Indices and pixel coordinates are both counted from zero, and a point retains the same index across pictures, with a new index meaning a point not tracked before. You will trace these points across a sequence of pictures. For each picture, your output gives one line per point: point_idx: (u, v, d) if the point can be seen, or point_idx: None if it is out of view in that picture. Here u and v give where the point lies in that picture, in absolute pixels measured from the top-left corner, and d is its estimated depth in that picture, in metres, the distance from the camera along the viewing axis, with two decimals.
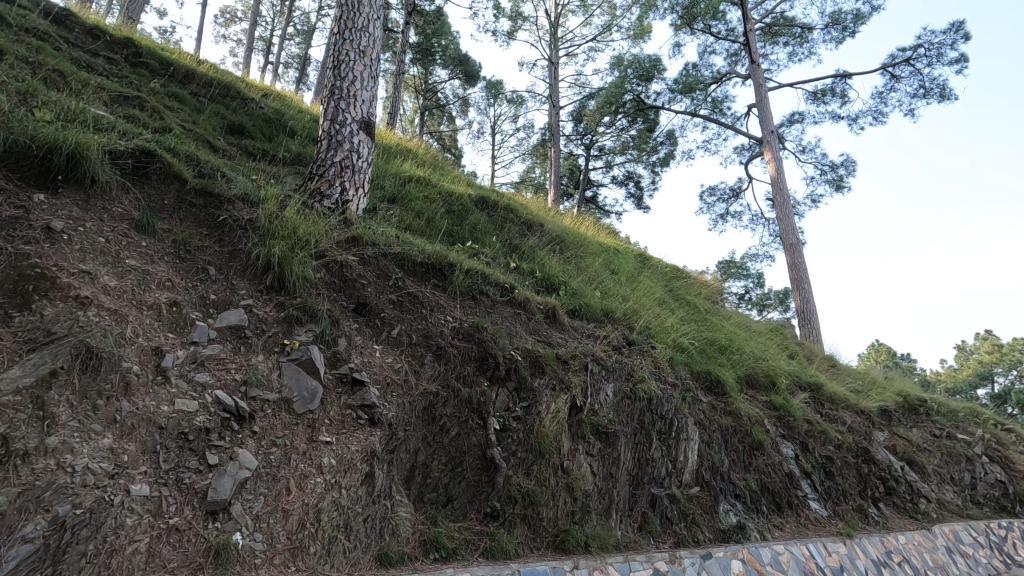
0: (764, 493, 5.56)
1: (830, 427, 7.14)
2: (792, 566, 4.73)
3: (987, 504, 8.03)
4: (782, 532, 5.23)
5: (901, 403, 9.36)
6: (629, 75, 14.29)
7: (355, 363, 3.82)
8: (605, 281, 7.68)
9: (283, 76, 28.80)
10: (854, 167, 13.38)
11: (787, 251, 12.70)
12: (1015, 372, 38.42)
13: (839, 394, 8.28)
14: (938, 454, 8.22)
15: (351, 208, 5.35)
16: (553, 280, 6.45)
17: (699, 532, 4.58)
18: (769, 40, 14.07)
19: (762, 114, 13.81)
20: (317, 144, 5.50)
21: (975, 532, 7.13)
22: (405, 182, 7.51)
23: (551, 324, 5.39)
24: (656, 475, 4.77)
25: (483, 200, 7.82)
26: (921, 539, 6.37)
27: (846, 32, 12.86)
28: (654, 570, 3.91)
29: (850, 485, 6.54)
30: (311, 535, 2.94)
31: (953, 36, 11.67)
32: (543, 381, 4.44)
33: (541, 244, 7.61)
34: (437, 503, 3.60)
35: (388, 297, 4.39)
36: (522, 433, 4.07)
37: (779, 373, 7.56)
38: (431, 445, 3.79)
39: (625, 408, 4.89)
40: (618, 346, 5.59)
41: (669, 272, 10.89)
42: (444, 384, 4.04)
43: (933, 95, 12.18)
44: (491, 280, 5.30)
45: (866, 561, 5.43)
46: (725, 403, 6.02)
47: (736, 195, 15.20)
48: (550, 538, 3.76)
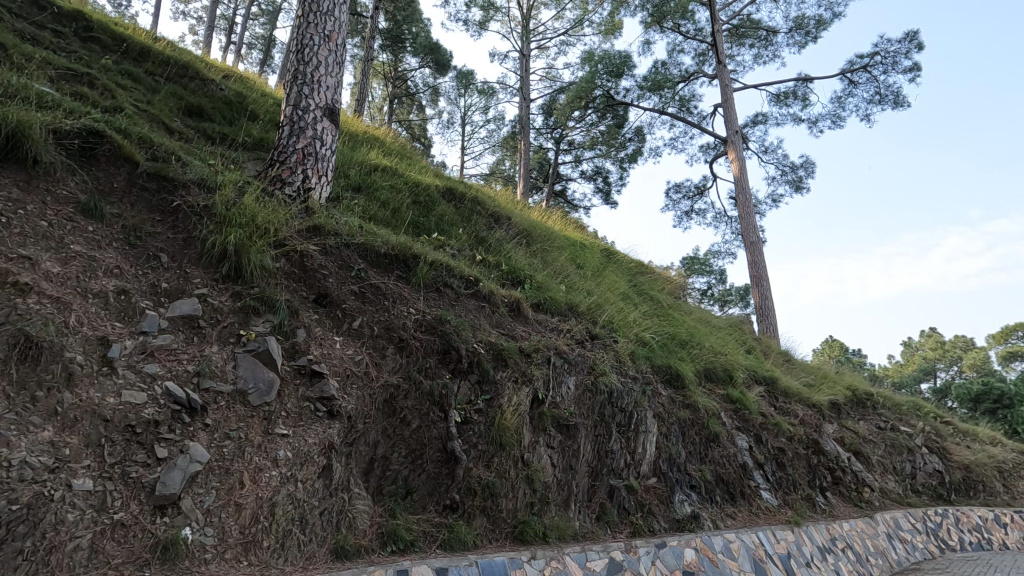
0: (718, 483, 5.75)
1: (783, 420, 7.40)
2: (742, 553, 4.89)
3: (925, 492, 8.49)
4: (733, 520, 5.42)
5: (851, 396, 9.77)
6: (599, 70, 14.40)
7: (314, 355, 3.75)
8: (571, 274, 7.77)
9: (247, 57, 27.85)
10: (813, 168, 13.87)
11: (748, 248, 13.05)
12: (955, 368, 40.58)
13: (793, 387, 8.58)
14: (882, 445, 8.65)
15: (313, 196, 5.22)
16: (519, 273, 6.48)
17: (654, 522, 4.70)
18: (735, 41, 14.36)
19: (727, 114, 14.13)
20: (279, 129, 5.36)
21: (913, 519, 7.55)
22: (371, 171, 7.39)
23: (515, 317, 5.41)
24: (615, 466, 4.87)
25: (451, 192, 7.76)
26: (864, 525, 6.70)
27: (808, 37, 13.24)
28: (610, 559, 4.00)
29: (800, 475, 6.82)
30: (265, 529, 2.89)
31: (907, 45, 12.18)
32: (505, 374, 4.46)
33: (508, 237, 7.62)
34: (396, 496, 3.60)
35: (350, 288, 4.33)
36: (483, 426, 4.09)
37: (736, 367, 7.80)
38: (391, 437, 3.77)
39: (586, 401, 4.97)
40: (581, 339, 5.66)
41: (634, 267, 11.07)
42: (406, 376, 4.01)
43: (888, 101, 12.69)
44: (457, 273, 5.28)
45: (811, 548, 5.67)
46: (683, 396, 6.18)
47: (701, 192, 15.54)
48: (508, 529, 3.80)
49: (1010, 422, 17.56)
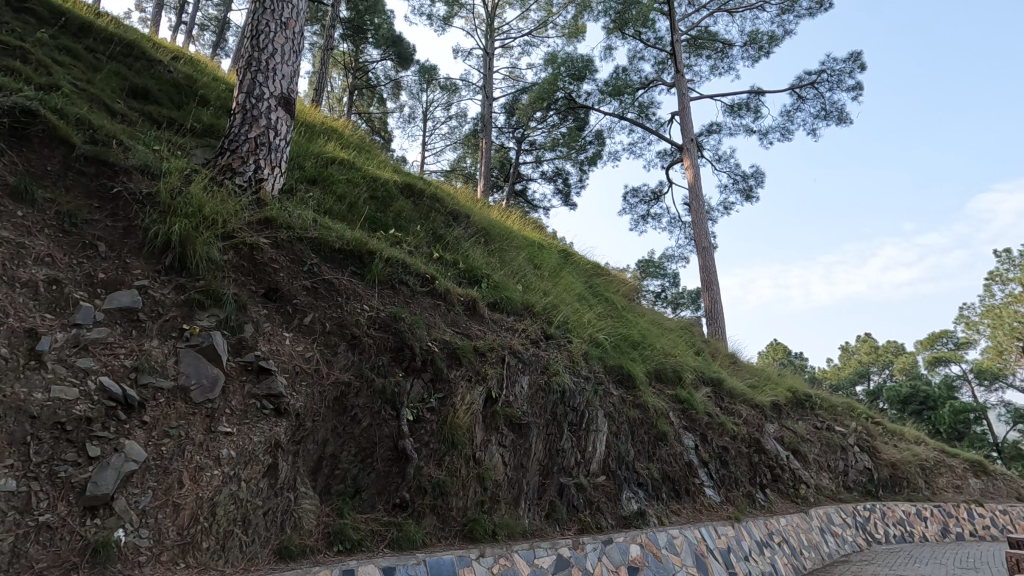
0: (665, 481, 5.92)
1: (728, 420, 7.70)
2: (685, 549, 5.07)
3: (856, 488, 9.01)
4: (678, 517, 5.60)
5: (792, 398, 10.22)
6: (562, 72, 14.58)
7: (261, 351, 3.65)
8: (528, 274, 7.84)
9: (199, 38, 26.68)
10: (762, 178, 14.47)
11: (700, 253, 13.47)
12: (887, 371, 43.08)
13: (737, 388, 8.91)
14: (818, 444, 9.12)
15: (265, 187, 5.06)
16: (476, 272, 6.48)
17: (602, 519, 4.82)
18: (693, 51, 14.80)
19: (683, 123, 14.56)
20: (230, 117, 5.19)
21: (844, 514, 8.00)
22: (327, 163, 7.24)
23: (471, 316, 5.42)
24: (565, 464, 4.95)
25: (409, 188, 7.68)
26: (800, 520, 7.05)
27: (761, 52, 13.77)
28: (558, 556, 4.06)
29: (741, 473, 7.11)
30: (205, 530, 2.80)
31: (851, 65, 12.86)
32: (459, 373, 4.46)
33: (466, 235, 7.61)
34: (344, 496, 3.56)
35: (302, 284, 4.23)
36: (435, 425, 4.08)
37: (685, 368, 8.04)
38: (341, 436, 3.71)
39: (539, 400, 5.02)
40: (536, 339, 5.72)
41: (591, 269, 11.24)
42: (358, 374, 3.95)
43: (832, 118, 13.37)
44: (412, 270, 5.24)
45: (750, 542, 5.93)
46: (634, 396, 6.34)
47: (657, 197, 15.95)
48: (458, 527, 3.81)
49: (933, 423, 18.83)
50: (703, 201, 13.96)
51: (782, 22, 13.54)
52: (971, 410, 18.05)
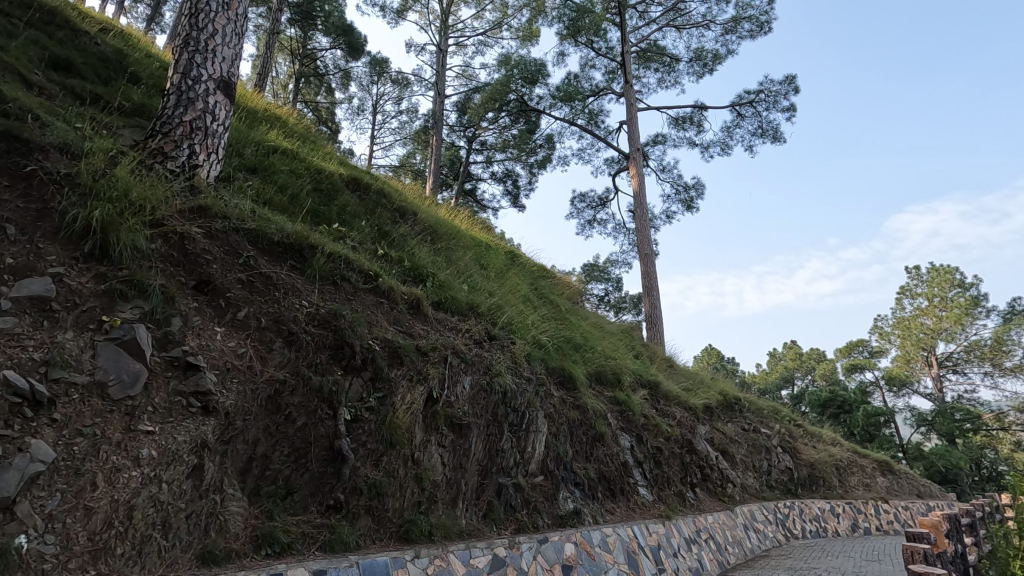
0: (601, 481, 6.07)
1: (663, 421, 7.98)
2: (617, 546, 5.22)
3: (778, 487, 9.55)
4: (612, 515, 5.75)
5: (723, 401, 10.70)
6: (514, 75, 14.68)
7: (190, 346, 3.46)
8: (474, 274, 7.83)
9: (130, 10, 25.00)
10: (703, 190, 15.10)
11: (642, 259, 13.89)
12: (809, 376, 45.87)
13: (673, 391, 9.23)
14: (745, 445, 9.61)
15: (200, 173, 4.81)
16: (421, 270, 6.41)
17: (538, 518, 4.88)
18: (642, 63, 15.25)
19: (631, 132, 14.98)
20: (163, 98, 4.91)
21: (766, 511, 8.47)
22: (269, 152, 6.97)
23: (414, 315, 5.36)
24: (504, 465, 4.99)
25: (356, 182, 7.51)
26: (725, 517, 7.40)
27: (706, 69, 14.37)
28: (493, 556, 4.09)
29: (674, 472, 7.39)
30: (119, 535, 2.63)
31: (786, 88, 13.63)
32: (400, 372, 4.40)
33: (413, 233, 7.52)
34: (275, 497, 3.44)
35: (236, 276, 4.06)
36: (374, 424, 4.01)
37: (624, 371, 8.26)
38: (274, 435, 3.58)
39: (480, 401, 5.04)
40: (479, 339, 5.73)
41: (537, 271, 11.35)
42: (294, 372, 3.83)
43: (767, 136, 14.12)
44: (355, 266, 5.14)
45: (679, 539, 6.18)
46: (574, 397, 6.47)
47: (603, 203, 16.33)
48: (394, 528, 3.76)
49: (848, 425, 20.24)
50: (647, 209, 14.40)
51: (726, 42, 14.19)
52: (881, 414, 19.53)
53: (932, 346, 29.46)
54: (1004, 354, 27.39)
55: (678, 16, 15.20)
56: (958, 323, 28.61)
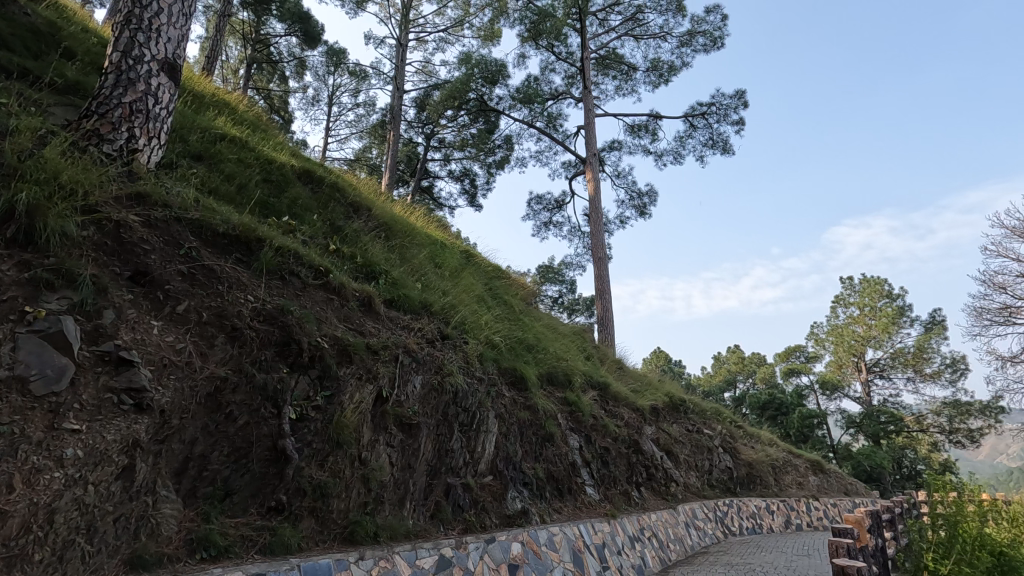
0: (549, 480, 6.14)
1: (611, 422, 8.15)
2: (563, 545, 5.31)
3: (718, 486, 9.93)
4: (559, 514, 5.83)
5: (669, 402, 11.02)
6: (475, 74, 14.65)
7: (123, 340, 3.28)
8: (428, 272, 7.76)
9: None
10: (655, 197, 15.52)
11: (596, 263, 14.13)
12: (750, 380, 47.82)
13: (622, 392, 9.43)
14: (688, 445, 9.94)
15: (140, 158, 4.56)
16: (374, 267, 6.31)
17: (486, 518, 4.90)
18: (601, 70, 15.53)
19: (588, 137, 15.22)
20: (101, 77, 4.64)
21: (707, 509, 8.79)
22: (216, 140, 6.69)
23: (366, 313, 5.27)
24: (453, 465, 4.98)
25: (308, 174, 7.31)
26: (668, 515, 7.64)
27: (661, 79, 14.78)
28: (439, 556, 4.07)
29: (620, 472, 7.56)
30: (38, 540, 2.45)
31: (735, 102, 14.21)
32: (349, 370, 4.30)
33: (366, 229, 7.38)
34: (212, 499, 3.32)
35: (177, 268, 3.87)
36: (320, 424, 3.91)
37: (574, 372, 8.38)
38: (213, 434, 3.45)
39: (431, 400, 5.00)
40: (431, 338, 5.68)
41: (492, 271, 11.35)
42: (237, 369, 3.69)
43: (717, 148, 14.66)
44: (305, 261, 5.02)
45: (623, 537, 6.33)
46: (525, 397, 6.52)
47: (559, 206, 16.52)
48: (338, 530, 3.68)
49: (785, 426, 21.26)
50: (602, 213, 14.67)
51: (681, 54, 14.64)
52: (815, 416, 20.61)
53: (862, 352, 31.31)
54: (925, 361, 29.42)
55: (636, 26, 15.56)
56: (885, 331, 30.55)
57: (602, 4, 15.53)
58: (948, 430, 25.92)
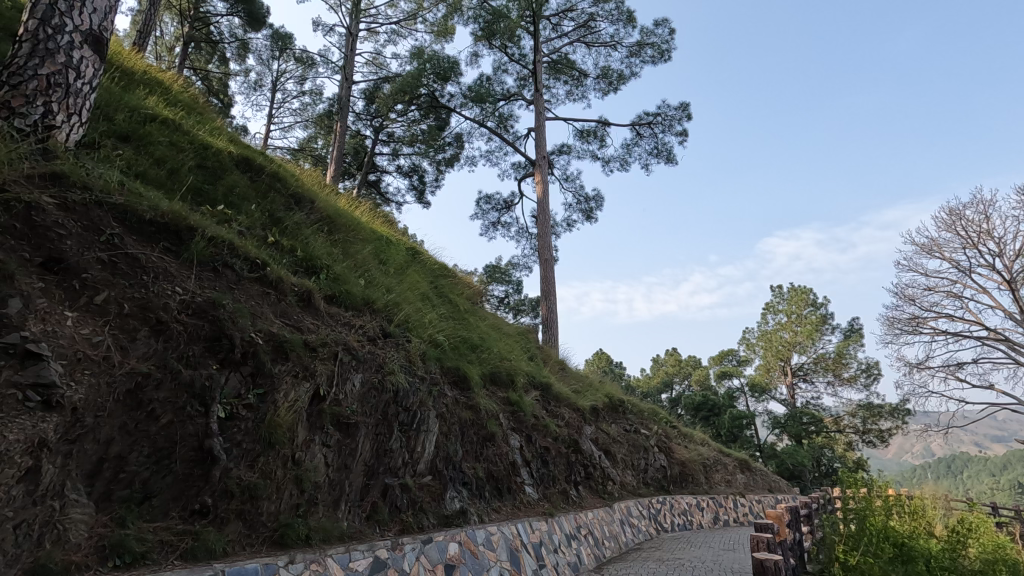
0: (489, 480, 6.15)
1: (552, 422, 8.25)
2: (501, 544, 5.33)
3: (652, 484, 10.27)
4: (498, 514, 5.86)
5: (609, 403, 11.28)
6: (427, 69, 14.48)
7: (32, 331, 3.02)
8: (372, 269, 7.60)
9: None
10: (602, 202, 15.87)
11: (542, 264, 14.28)
12: (686, 381, 49.63)
13: (563, 393, 9.57)
14: (626, 445, 10.22)
15: (57, 135, 4.24)
16: (314, 261, 6.12)
17: (424, 519, 4.86)
18: (553, 74, 15.72)
19: (538, 140, 15.36)
20: (13, 45, 4.25)
21: (641, 507, 9.07)
22: (146, 120, 6.30)
23: (304, 308, 5.11)
24: (391, 465, 4.90)
25: (247, 162, 6.99)
26: (604, 513, 7.81)
27: (610, 87, 15.11)
28: (374, 558, 4.00)
29: (559, 471, 7.68)
30: None
31: (679, 114, 14.76)
32: (285, 368, 4.14)
33: (308, 222, 7.14)
34: (129, 503, 3.12)
35: (96, 256, 3.62)
36: (251, 423, 3.74)
37: (517, 372, 8.43)
38: (132, 434, 3.23)
39: (370, 400, 4.90)
40: (373, 336, 5.57)
41: (437, 269, 11.24)
42: (161, 364, 3.48)
43: (661, 157, 15.16)
44: (240, 253, 4.80)
45: (560, 535, 6.43)
46: (467, 397, 6.50)
47: (508, 206, 16.59)
48: (267, 533, 3.55)
49: (717, 427, 22.23)
50: (549, 216, 14.84)
51: (630, 64, 15.04)
52: (744, 417, 21.66)
53: (788, 357, 33.19)
54: (843, 366, 31.52)
55: (588, 33, 15.84)
56: (810, 337, 32.51)
57: (556, 9, 15.72)
58: (861, 430, 27.93)
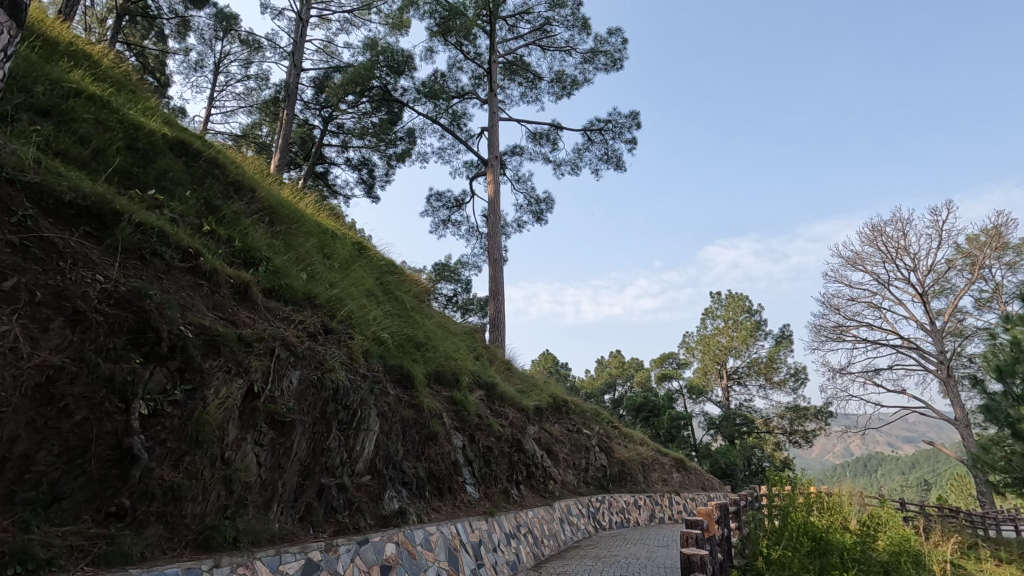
0: (430, 480, 6.10)
1: (495, 421, 8.26)
2: (439, 544, 5.30)
3: (592, 483, 10.48)
4: (438, 514, 5.81)
5: (553, 403, 11.42)
6: (380, 61, 14.19)
7: None
8: (315, 262, 7.38)
9: None
10: (552, 204, 16.05)
11: (491, 264, 14.28)
12: (628, 383, 50.91)
13: (508, 392, 9.61)
14: (568, 444, 10.38)
15: None
16: (253, 253, 5.88)
17: (361, 519, 4.76)
18: (508, 75, 15.77)
19: (490, 140, 15.37)
20: None
21: (581, 505, 9.23)
22: (68, 94, 5.85)
23: (240, 302, 4.89)
24: (328, 465, 4.77)
25: (183, 146, 6.63)
26: (544, 512, 7.90)
27: (564, 91, 15.30)
28: (306, 561, 3.87)
29: (501, 471, 7.70)
30: None
31: (630, 122, 15.11)
32: (216, 363, 3.95)
33: (248, 212, 6.86)
34: (35, 505, 2.88)
35: (5, 239, 3.35)
36: (177, 420, 3.55)
37: (463, 371, 8.40)
38: (40, 432, 3.00)
39: (309, 397, 4.75)
40: (313, 332, 5.40)
41: (384, 265, 11.03)
42: (76, 357, 3.25)
43: (611, 163, 15.48)
44: (171, 241, 4.56)
45: (499, 534, 6.45)
46: (410, 396, 6.41)
47: (459, 204, 16.51)
48: (190, 536, 3.37)
49: (656, 427, 22.93)
50: (500, 216, 14.87)
51: (584, 70, 15.28)
52: (682, 418, 22.44)
53: (724, 360, 34.65)
54: (774, 370, 33.21)
55: (544, 36, 15.99)
56: (744, 342, 34.06)
57: (513, 10, 15.77)
58: (789, 431, 29.52)
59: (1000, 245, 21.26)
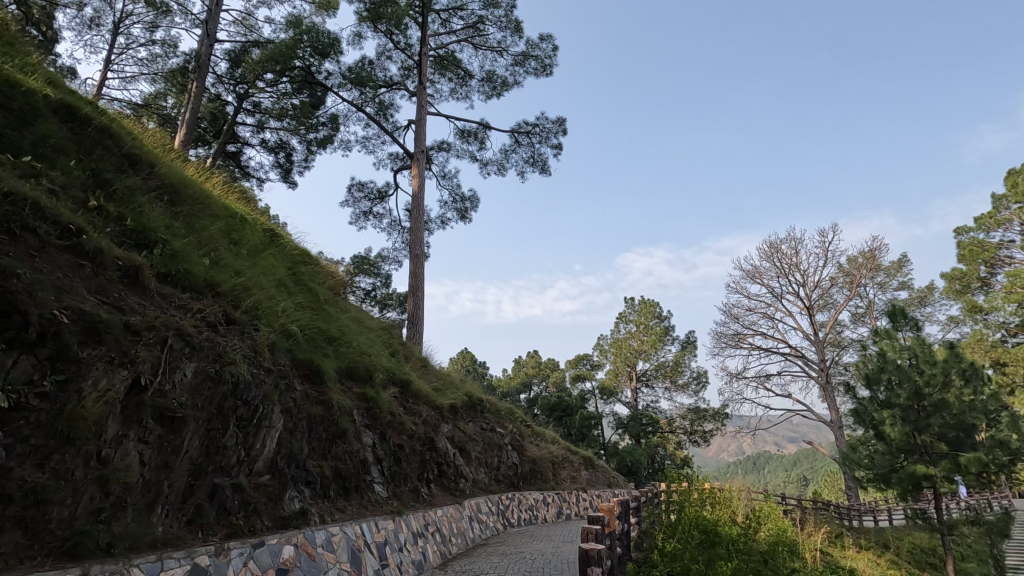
0: (335, 479, 5.90)
1: (408, 419, 8.11)
2: (342, 545, 5.13)
3: (503, 481, 10.60)
4: (342, 514, 5.63)
5: (469, 402, 11.40)
6: (303, 42, 13.51)
7: None
8: (220, 247, 6.90)
9: None
10: (477, 203, 16.06)
11: (412, 260, 14.03)
12: (544, 383, 51.96)
13: (423, 390, 9.47)
14: (481, 443, 10.42)
15: None
16: (148, 233, 5.40)
17: (257, 521, 4.51)
18: (438, 69, 15.58)
19: (417, 133, 15.11)
20: None
21: (490, 503, 9.31)
22: None
23: (130, 286, 4.48)
24: (223, 464, 4.48)
25: (70, 110, 5.96)
26: (453, 511, 7.87)
27: (494, 90, 15.34)
28: (192, 566, 3.60)
29: (411, 470, 7.59)
30: None
31: (556, 128, 15.45)
32: (96, 352, 3.59)
33: (144, 189, 6.29)
34: None
35: None
36: (44, 415, 3.20)
37: (376, 368, 8.19)
38: None
39: (204, 392, 4.43)
40: (213, 322, 5.05)
41: (298, 255, 10.51)
42: None
43: (536, 167, 15.73)
44: (47, 216, 4.10)
45: (406, 533, 6.35)
46: (319, 392, 6.16)
47: (381, 197, 16.09)
48: (54, 543, 3.04)
49: (568, 426, 23.63)
50: (423, 211, 14.65)
51: (514, 72, 15.43)
52: (593, 417, 23.28)
53: (634, 363, 36.27)
54: (679, 373, 35.21)
55: (476, 35, 15.95)
56: (653, 346, 35.84)
57: (447, 4, 15.61)
58: (689, 431, 31.43)
59: (874, 266, 23.83)
